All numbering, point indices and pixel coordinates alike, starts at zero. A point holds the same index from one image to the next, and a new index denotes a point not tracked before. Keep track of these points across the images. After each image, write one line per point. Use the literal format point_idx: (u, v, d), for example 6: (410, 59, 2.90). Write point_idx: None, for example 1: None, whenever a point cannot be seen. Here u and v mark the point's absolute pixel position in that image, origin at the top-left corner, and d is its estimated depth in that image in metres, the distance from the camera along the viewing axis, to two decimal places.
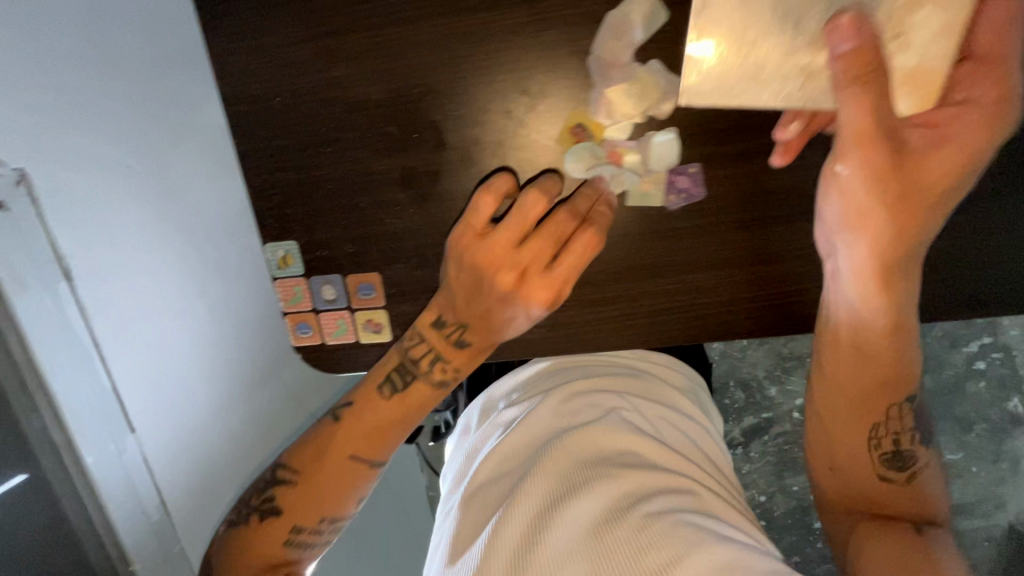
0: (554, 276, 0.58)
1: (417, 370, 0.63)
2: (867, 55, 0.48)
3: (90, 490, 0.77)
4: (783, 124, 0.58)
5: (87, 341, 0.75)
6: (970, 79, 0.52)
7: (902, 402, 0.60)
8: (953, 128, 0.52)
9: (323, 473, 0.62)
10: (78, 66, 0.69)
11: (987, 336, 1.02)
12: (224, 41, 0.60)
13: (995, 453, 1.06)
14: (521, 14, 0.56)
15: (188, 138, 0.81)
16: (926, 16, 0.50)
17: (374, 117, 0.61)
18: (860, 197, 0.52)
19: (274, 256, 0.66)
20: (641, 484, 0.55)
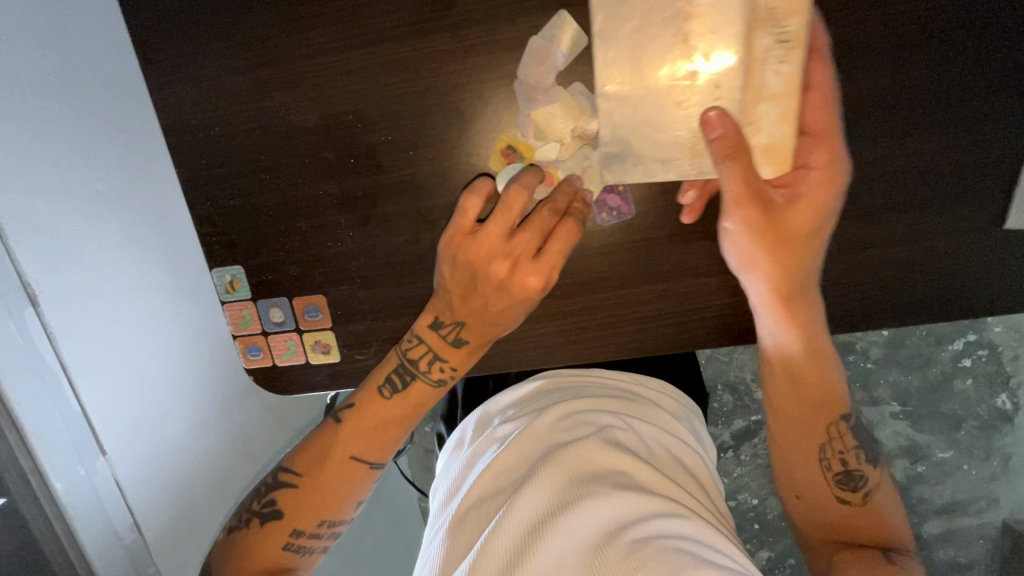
0: (544, 262, 0.55)
1: (416, 369, 0.60)
2: (729, 141, 0.52)
3: (60, 511, 0.79)
4: (682, 193, 0.60)
5: (54, 368, 0.77)
6: (813, 148, 0.55)
7: (838, 420, 0.60)
8: (807, 189, 0.55)
9: (325, 473, 0.59)
10: (46, 101, 0.73)
11: (972, 334, 1.01)
12: (161, 72, 0.60)
13: (986, 451, 1.07)
14: (446, 43, 0.57)
15: (156, 166, 0.86)
16: (769, 100, 0.53)
17: (312, 144, 0.61)
18: (750, 248, 0.55)
19: (221, 280, 0.67)
20: (637, 508, 0.51)
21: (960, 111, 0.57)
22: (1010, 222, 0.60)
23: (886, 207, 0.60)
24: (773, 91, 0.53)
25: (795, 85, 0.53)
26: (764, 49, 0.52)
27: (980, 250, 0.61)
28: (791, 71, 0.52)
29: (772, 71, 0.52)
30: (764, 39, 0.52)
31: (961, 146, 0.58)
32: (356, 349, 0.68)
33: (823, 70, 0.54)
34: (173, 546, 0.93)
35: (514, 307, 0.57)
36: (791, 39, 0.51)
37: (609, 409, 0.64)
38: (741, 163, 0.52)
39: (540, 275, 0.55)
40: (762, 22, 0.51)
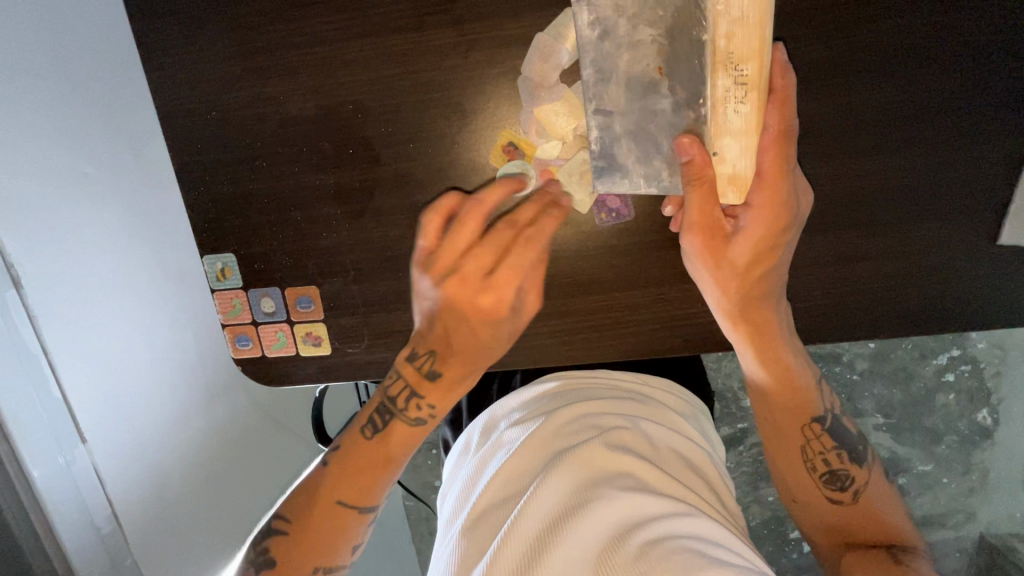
0: (493, 284, 0.51)
1: (394, 407, 0.56)
2: (685, 172, 0.52)
3: (39, 503, 0.74)
4: (664, 207, 0.60)
5: (36, 353, 0.73)
6: (763, 190, 0.53)
7: (811, 422, 0.60)
8: (754, 226, 0.54)
9: (315, 520, 0.55)
10: (36, 78, 0.72)
11: (956, 349, 1.02)
12: (157, 54, 0.59)
13: (965, 465, 1.08)
14: (447, 36, 0.56)
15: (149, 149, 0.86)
16: (730, 138, 0.52)
17: (308, 132, 0.60)
18: (700, 267, 0.57)
19: (213, 268, 0.66)
20: (642, 506, 0.56)
21: (957, 126, 0.57)
22: (1004, 236, 0.60)
23: (880, 219, 0.60)
24: (733, 129, 0.51)
25: (753, 125, 0.51)
26: (724, 89, 0.50)
27: (972, 264, 0.61)
28: (749, 112, 0.50)
29: (732, 111, 0.51)
30: (723, 79, 0.49)
31: (955, 161, 0.58)
32: (346, 343, 0.67)
33: (785, 111, 0.51)
34: (157, 547, 0.89)
35: (482, 330, 0.53)
36: (749, 81, 0.49)
37: (612, 413, 0.69)
38: (695, 194, 0.53)
39: (497, 295, 0.51)
40: (718, 63, 0.49)
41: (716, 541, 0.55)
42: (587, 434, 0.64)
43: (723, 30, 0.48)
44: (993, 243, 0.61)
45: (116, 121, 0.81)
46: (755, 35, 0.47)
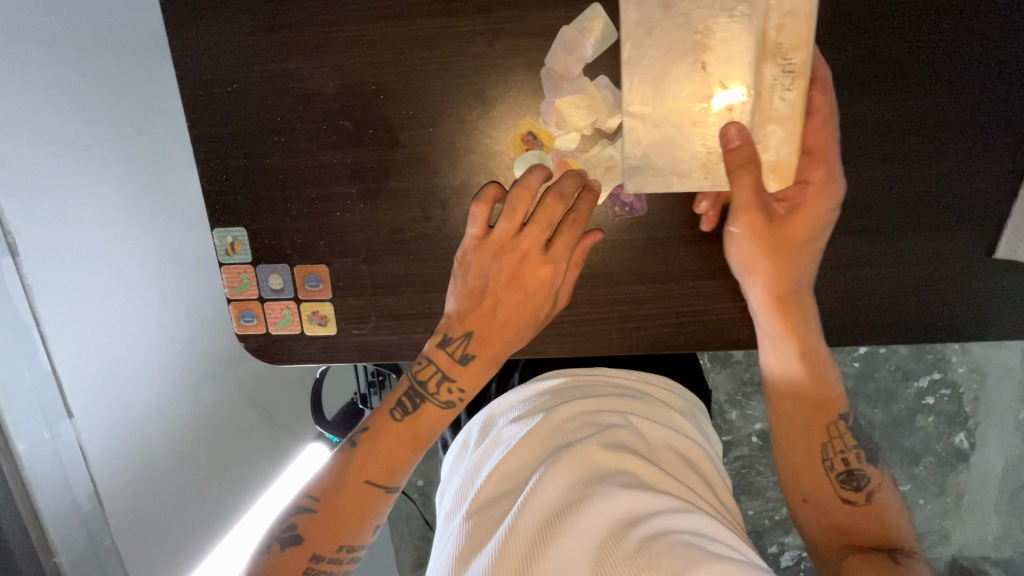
0: (550, 258, 0.58)
1: (426, 392, 0.60)
2: (739, 154, 0.55)
3: (19, 474, 0.73)
4: (696, 204, 0.61)
5: (29, 325, 0.72)
6: (813, 166, 0.57)
7: (836, 421, 0.62)
8: (807, 201, 0.58)
9: (344, 495, 0.56)
10: (40, 43, 0.71)
11: (937, 372, 1.05)
12: (182, 23, 0.59)
13: (940, 486, 1.11)
14: (475, 24, 0.57)
15: (150, 121, 0.83)
16: (775, 123, 0.55)
17: (329, 110, 0.60)
18: (753, 251, 0.59)
19: (222, 242, 0.66)
20: (640, 502, 0.56)
21: (955, 147, 0.60)
22: (999, 252, 0.62)
23: (880, 231, 0.62)
24: (779, 115, 0.55)
25: (799, 110, 0.54)
26: (771, 78, 0.54)
27: (964, 282, 0.64)
28: (795, 99, 0.54)
29: (779, 97, 0.54)
30: (771, 67, 0.54)
31: (954, 179, 0.61)
32: (353, 323, 0.68)
33: (825, 98, 0.56)
34: (141, 530, 0.87)
35: (531, 306, 0.59)
36: (795, 70, 0.53)
37: (611, 410, 0.70)
38: (751, 175, 0.55)
39: (552, 265, 0.58)
40: (767, 53, 0.53)
41: (714, 536, 0.56)
42: (586, 432, 0.65)
43: (774, 22, 0.52)
44: (990, 257, 0.63)
45: (127, 92, 0.81)
46: (803, 26, 0.52)
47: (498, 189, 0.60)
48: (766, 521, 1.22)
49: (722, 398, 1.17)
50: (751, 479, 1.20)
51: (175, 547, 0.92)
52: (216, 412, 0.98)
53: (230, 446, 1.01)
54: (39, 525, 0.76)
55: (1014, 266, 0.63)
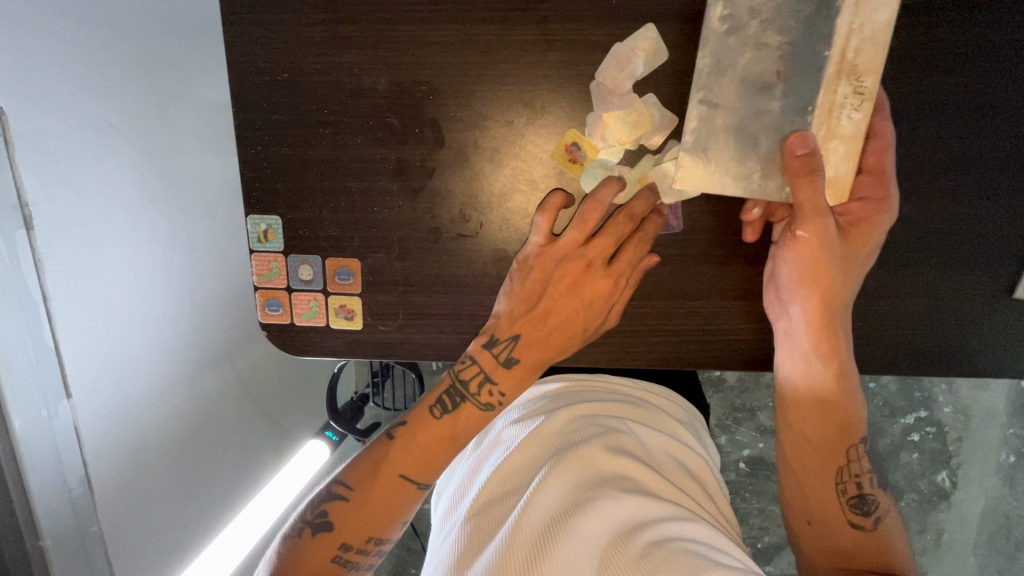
0: (612, 271, 0.60)
1: (467, 392, 0.60)
2: (807, 162, 0.55)
3: (12, 450, 0.71)
4: (746, 211, 0.61)
5: (36, 300, 0.70)
6: (869, 184, 0.59)
7: (857, 444, 0.63)
8: (868, 216, 0.59)
9: (378, 488, 0.57)
10: (78, 16, 0.70)
11: (924, 411, 1.09)
12: (239, 9, 0.59)
13: (922, 524, 1.13)
14: (531, 34, 0.58)
15: (174, 108, 0.83)
16: (839, 140, 0.57)
17: (379, 106, 0.61)
18: (813, 258, 0.58)
19: (256, 229, 0.65)
20: (642, 509, 0.56)
21: (974, 187, 0.62)
22: (1018, 290, 0.64)
23: (902, 264, 0.64)
24: (843, 133, 0.57)
25: (862, 132, 0.57)
26: (842, 96, 0.57)
27: (972, 320, 0.65)
28: (862, 119, 0.57)
29: (845, 116, 0.57)
30: (843, 87, 0.56)
31: (974, 218, 0.63)
32: (379, 320, 0.67)
33: (884, 123, 0.58)
34: (127, 522, 0.84)
35: (585, 317, 0.61)
36: (865, 92, 0.56)
37: (612, 415, 0.70)
38: (815, 181, 0.55)
39: (613, 280, 0.60)
40: (842, 72, 0.56)
41: (722, 548, 0.56)
42: (588, 432, 0.65)
43: (852, 45, 0.55)
44: (1010, 296, 0.64)
45: (160, 74, 0.80)
46: (878, 54, 0.55)
47: (566, 199, 0.60)
48: (753, 549, 1.22)
49: (717, 420, 1.18)
50: (736, 506, 1.20)
51: (164, 539, 0.89)
52: (213, 402, 0.97)
53: (226, 438, 1.00)
54: (27, 507, 0.74)
55: (1019, 308, 0.65)
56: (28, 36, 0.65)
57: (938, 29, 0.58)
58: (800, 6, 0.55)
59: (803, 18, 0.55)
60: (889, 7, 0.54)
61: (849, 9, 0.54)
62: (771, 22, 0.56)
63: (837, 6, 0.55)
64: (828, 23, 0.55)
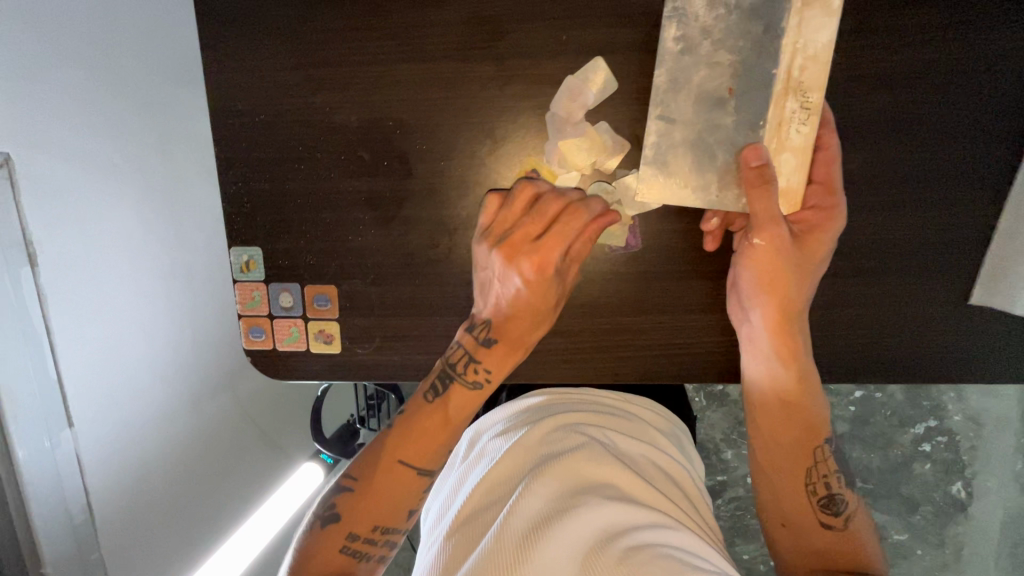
0: (541, 247, 0.60)
1: (455, 372, 0.63)
2: (761, 174, 0.58)
3: (15, 481, 0.74)
4: (706, 221, 0.64)
5: (40, 333, 0.74)
6: (819, 194, 0.61)
7: (822, 445, 0.64)
8: (820, 224, 0.61)
9: (378, 478, 0.60)
10: (79, 66, 0.75)
11: (934, 420, 1.07)
12: (218, 60, 0.64)
13: (939, 538, 1.12)
14: (488, 70, 0.62)
15: (175, 144, 0.86)
16: (789, 152, 0.60)
17: (351, 142, 0.65)
18: (770, 265, 0.60)
19: (238, 260, 0.69)
20: (623, 515, 0.58)
21: (935, 198, 0.64)
22: (972, 297, 0.65)
23: (867, 273, 0.66)
24: (793, 145, 0.59)
25: (810, 144, 0.59)
26: (790, 111, 0.59)
27: (947, 326, 0.66)
28: (809, 132, 0.59)
29: (794, 129, 0.59)
30: (790, 102, 0.58)
31: (928, 227, 0.64)
32: (357, 343, 0.70)
33: (830, 136, 0.60)
34: (128, 548, 0.86)
35: (531, 296, 0.61)
36: (812, 106, 0.58)
37: (594, 426, 0.72)
38: (770, 191, 0.58)
39: (545, 253, 0.60)
40: (789, 90, 0.58)
41: (698, 551, 0.58)
42: (570, 443, 0.67)
43: (798, 63, 0.57)
44: (965, 303, 0.66)
45: (162, 113, 0.84)
46: (823, 70, 0.57)
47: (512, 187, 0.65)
48: (763, 567, 1.21)
49: (707, 435, 1.18)
50: (745, 523, 1.20)
51: (167, 564, 0.92)
52: (213, 427, 1.00)
53: (225, 463, 1.03)
54: (30, 534, 0.76)
55: (979, 314, 0.66)
56: (32, 88, 0.71)
57: (884, 48, 0.60)
58: (748, 28, 0.58)
59: (752, 39, 0.58)
60: (829, 28, 0.56)
61: (793, 30, 0.57)
62: (722, 41, 0.59)
63: (783, 26, 0.57)
64: (775, 42, 0.58)
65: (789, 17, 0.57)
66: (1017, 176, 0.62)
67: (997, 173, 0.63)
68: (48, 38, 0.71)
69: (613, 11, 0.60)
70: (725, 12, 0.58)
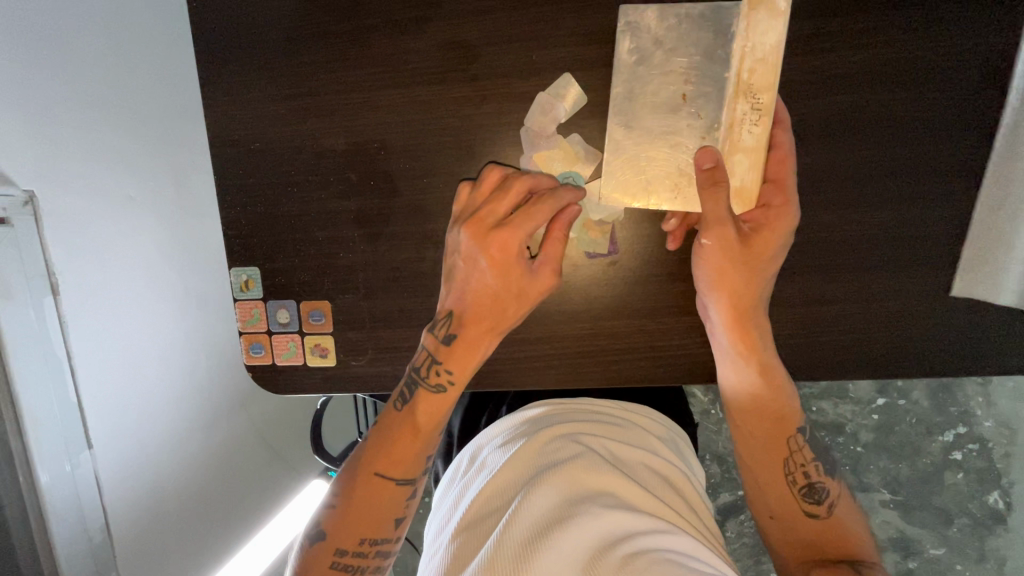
0: (506, 228, 0.61)
1: (420, 377, 0.65)
2: (711, 175, 0.61)
3: (37, 501, 0.77)
4: (665, 220, 0.66)
5: (61, 358, 0.78)
6: (775, 192, 0.62)
7: (794, 434, 0.66)
8: (770, 221, 0.62)
9: (358, 494, 0.61)
10: (96, 108, 0.80)
11: (963, 427, 1.05)
12: (215, 95, 0.69)
13: (979, 552, 1.07)
14: (464, 90, 0.65)
15: (190, 178, 0.92)
16: (742, 153, 0.62)
17: (339, 164, 0.69)
18: (718, 264, 0.63)
19: (238, 279, 0.73)
20: (623, 523, 0.57)
21: (913, 192, 0.65)
22: (954, 288, 0.66)
23: (849, 269, 0.66)
24: (745, 145, 0.61)
25: (763, 144, 0.61)
26: (742, 113, 0.61)
27: (940, 322, 0.67)
28: (761, 132, 0.61)
29: (746, 129, 0.61)
30: (741, 104, 0.60)
31: (909, 222, 0.65)
32: (351, 355, 0.73)
33: (784, 134, 0.62)
34: (142, 563, 0.89)
35: (497, 281, 0.62)
36: (762, 108, 0.60)
37: (592, 436, 0.73)
38: (717, 192, 0.60)
39: (510, 232, 0.61)
40: (740, 92, 0.60)
41: (693, 555, 0.57)
42: (570, 453, 0.67)
43: (746, 66, 0.59)
44: (947, 295, 0.66)
45: (176, 151, 0.90)
46: (771, 71, 0.59)
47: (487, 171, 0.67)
48: None
49: (720, 451, 1.17)
50: None
51: None
52: (226, 447, 1.03)
53: (238, 483, 1.05)
54: (50, 554, 0.79)
55: (966, 305, 0.66)
56: (54, 130, 0.76)
57: (851, 47, 0.61)
58: (698, 35, 0.61)
59: (704, 45, 0.61)
60: (775, 30, 0.58)
61: (740, 34, 0.59)
62: (675, 49, 0.62)
63: (732, 32, 0.60)
64: (725, 47, 0.60)
65: (737, 23, 0.59)
66: (990, 168, 0.63)
67: (971, 165, 0.64)
68: (66, 82, 0.76)
69: (580, 24, 0.63)
70: (676, 21, 0.61)
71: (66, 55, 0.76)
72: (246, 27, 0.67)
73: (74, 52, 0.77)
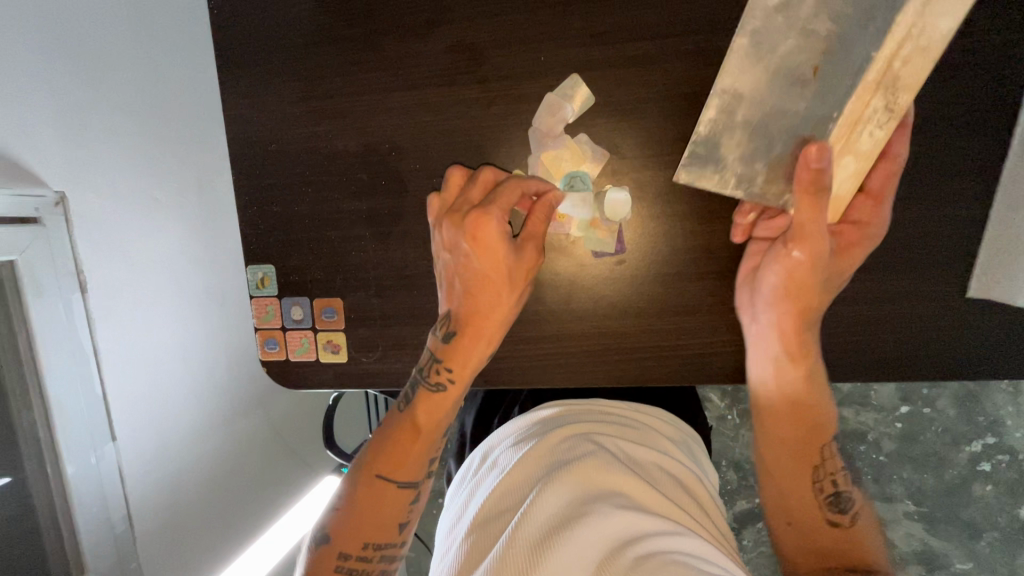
0: (483, 210, 0.63)
1: (423, 377, 0.66)
2: (816, 179, 0.56)
3: (64, 495, 0.79)
4: (743, 213, 0.65)
5: (88, 354, 0.80)
6: (863, 206, 0.61)
7: (829, 444, 0.66)
8: (858, 240, 0.62)
9: (363, 495, 0.63)
10: (124, 113, 0.83)
11: (992, 437, 1.01)
12: (235, 97, 0.72)
13: (1010, 567, 1.03)
14: (473, 91, 0.66)
15: (214, 181, 0.98)
16: (852, 156, 0.57)
17: (352, 164, 0.70)
18: (801, 276, 0.61)
19: (255, 276, 0.75)
20: (633, 524, 0.57)
21: (927, 193, 0.64)
22: (971, 291, 0.65)
23: (860, 270, 0.66)
24: (860, 149, 0.57)
25: (876, 151, 0.57)
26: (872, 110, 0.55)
27: (959, 326, 0.65)
28: (880, 138, 0.56)
29: (867, 132, 0.56)
30: (877, 100, 0.54)
31: (923, 223, 0.64)
32: (362, 352, 0.75)
33: (900, 143, 0.60)
34: (165, 558, 0.91)
35: (484, 270, 0.64)
36: (896, 109, 0.54)
37: (604, 436, 0.73)
38: (817, 202, 0.57)
39: (485, 214, 0.62)
40: (879, 86, 0.54)
41: (704, 556, 0.57)
42: (580, 451, 0.67)
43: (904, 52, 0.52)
44: (965, 297, 0.65)
45: (198, 154, 0.95)
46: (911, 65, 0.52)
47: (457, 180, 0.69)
48: None
49: (735, 457, 1.15)
50: None
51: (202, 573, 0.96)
52: (244, 442, 1.06)
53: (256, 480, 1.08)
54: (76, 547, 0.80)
55: (987, 309, 0.65)
56: (85, 134, 0.79)
57: None
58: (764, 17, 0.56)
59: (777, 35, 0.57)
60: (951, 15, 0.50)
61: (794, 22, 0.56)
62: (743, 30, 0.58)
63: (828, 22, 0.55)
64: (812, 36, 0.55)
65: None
66: (1007, 168, 0.62)
67: (985, 165, 0.62)
68: (94, 86, 0.79)
69: (587, 26, 0.63)
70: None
71: (97, 61, 0.79)
72: (263, 33, 0.69)
73: (105, 59, 0.80)
